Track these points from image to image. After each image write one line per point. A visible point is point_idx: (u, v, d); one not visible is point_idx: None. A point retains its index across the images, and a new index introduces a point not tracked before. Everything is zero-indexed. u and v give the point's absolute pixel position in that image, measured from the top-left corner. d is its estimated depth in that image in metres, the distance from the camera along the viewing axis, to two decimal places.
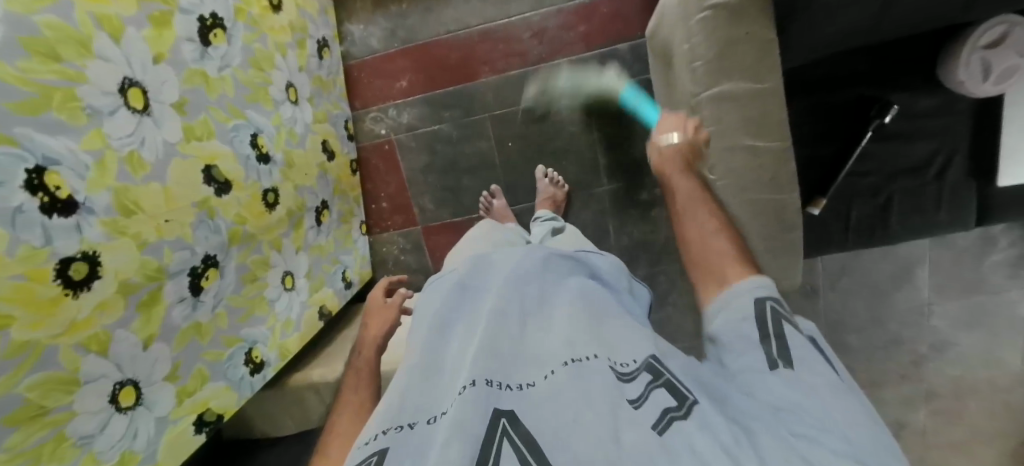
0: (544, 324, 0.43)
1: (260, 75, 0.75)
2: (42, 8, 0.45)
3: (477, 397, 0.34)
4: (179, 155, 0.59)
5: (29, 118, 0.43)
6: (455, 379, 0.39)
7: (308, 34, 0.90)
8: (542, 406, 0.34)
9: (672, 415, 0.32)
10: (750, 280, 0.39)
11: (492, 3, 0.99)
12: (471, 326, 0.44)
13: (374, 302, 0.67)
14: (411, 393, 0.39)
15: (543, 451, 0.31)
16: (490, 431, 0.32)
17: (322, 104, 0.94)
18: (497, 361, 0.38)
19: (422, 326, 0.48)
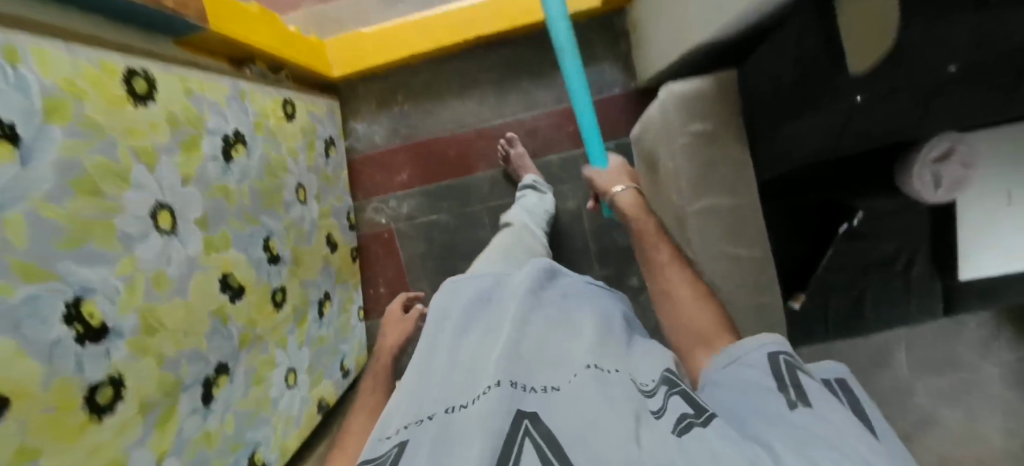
0: (561, 332, 0.52)
1: (273, 181, 0.80)
2: (92, 151, 0.49)
3: (502, 396, 0.40)
4: (200, 268, 0.63)
5: (70, 252, 0.46)
6: (478, 374, 0.46)
7: (317, 135, 0.96)
8: (560, 405, 0.40)
9: (691, 421, 0.38)
10: (762, 337, 0.47)
11: (488, 106, 1.07)
12: (492, 333, 0.52)
13: (393, 313, 0.98)
14: (434, 389, 0.46)
15: (560, 448, 0.36)
16: (512, 430, 0.38)
17: (327, 199, 0.98)
18: (524, 363, 0.46)
19: (447, 326, 0.57)
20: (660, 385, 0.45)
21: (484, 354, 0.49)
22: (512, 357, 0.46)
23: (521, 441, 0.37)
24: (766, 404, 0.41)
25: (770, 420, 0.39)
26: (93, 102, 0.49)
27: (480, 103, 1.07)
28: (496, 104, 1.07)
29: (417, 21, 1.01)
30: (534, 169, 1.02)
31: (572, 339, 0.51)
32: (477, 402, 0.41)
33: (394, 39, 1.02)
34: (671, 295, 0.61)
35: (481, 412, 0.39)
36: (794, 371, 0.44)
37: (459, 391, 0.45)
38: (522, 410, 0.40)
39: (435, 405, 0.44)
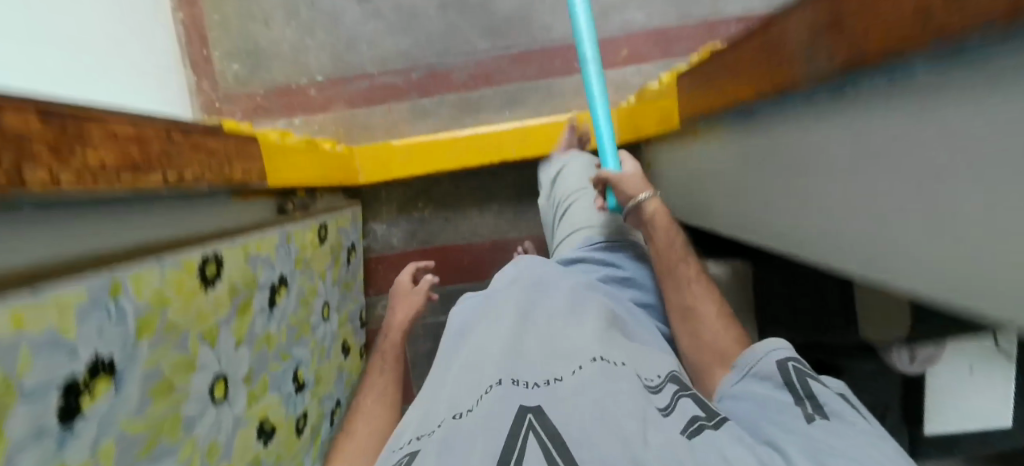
0: (564, 324, 0.64)
1: (306, 310, 0.83)
2: (170, 350, 0.52)
3: (507, 400, 0.50)
4: (242, 423, 0.65)
5: (146, 458, 0.49)
6: (487, 368, 0.57)
7: (343, 248, 0.99)
8: (560, 395, 0.51)
9: (705, 423, 0.50)
10: (766, 344, 0.59)
11: (505, 219, 1.13)
12: (502, 325, 0.65)
13: (401, 288, 1.01)
14: (458, 389, 0.56)
15: (564, 444, 0.45)
16: (517, 426, 0.47)
17: (345, 307, 1.01)
18: (527, 364, 0.57)
19: (461, 342, 0.69)
20: (667, 385, 0.58)
21: (495, 352, 0.60)
22: (521, 357, 0.58)
23: (524, 434, 0.46)
24: (789, 418, 0.50)
25: (787, 427, 0.49)
26: (174, 305, 0.52)
27: (498, 215, 1.12)
28: (513, 217, 1.12)
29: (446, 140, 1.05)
30: None
31: (575, 329, 0.63)
32: (486, 401, 0.52)
33: (423, 154, 1.05)
34: (697, 312, 0.72)
35: (490, 410, 0.49)
36: (808, 380, 0.53)
37: (471, 388, 0.55)
38: (525, 406, 0.50)
39: (447, 411, 0.53)
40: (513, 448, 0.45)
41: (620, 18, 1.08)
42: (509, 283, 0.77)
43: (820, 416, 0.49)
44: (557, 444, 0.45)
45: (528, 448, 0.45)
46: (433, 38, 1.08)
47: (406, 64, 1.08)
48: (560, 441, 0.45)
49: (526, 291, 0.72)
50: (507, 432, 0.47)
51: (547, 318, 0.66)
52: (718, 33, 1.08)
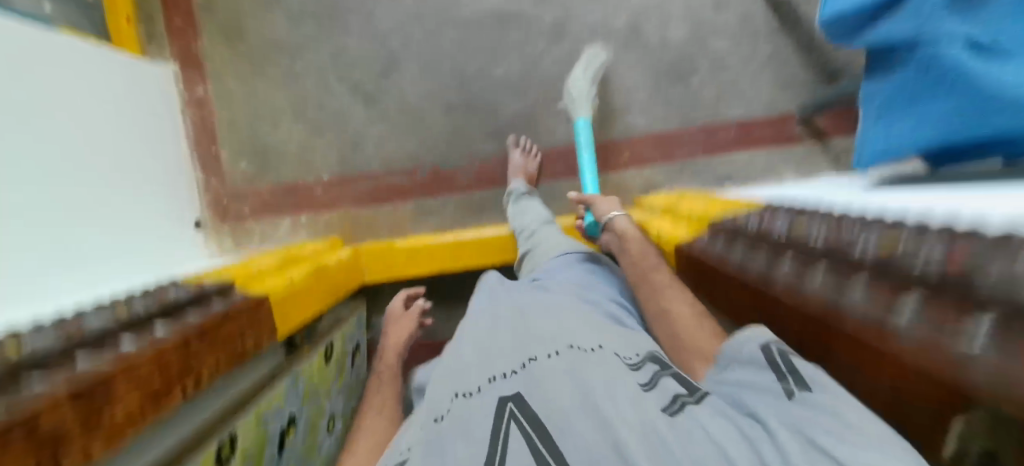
0: (540, 317, 0.62)
1: (313, 435, 0.86)
2: None
3: (481, 405, 0.47)
4: None
5: None
6: (465, 369, 0.55)
7: (347, 352, 1.02)
8: (536, 381, 0.48)
9: (687, 399, 0.44)
10: (751, 331, 0.48)
11: None
12: (475, 331, 0.63)
13: (395, 310, 1.00)
14: (448, 379, 0.55)
15: (548, 432, 0.42)
16: (498, 418, 0.44)
17: (349, 409, 1.04)
18: (501, 358, 0.55)
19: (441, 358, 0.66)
20: (648, 360, 0.53)
21: (474, 355, 0.57)
22: (496, 355, 0.56)
23: (506, 425, 0.43)
24: (765, 399, 0.41)
25: (768, 400, 0.41)
26: None
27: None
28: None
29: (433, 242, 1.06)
30: None
31: (554, 318, 0.61)
32: (466, 398, 0.49)
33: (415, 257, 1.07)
34: (668, 312, 0.64)
35: (470, 414, 0.46)
36: (790, 361, 0.42)
37: (452, 392, 0.52)
38: (504, 396, 0.47)
39: (429, 416, 0.50)
40: (496, 442, 0.42)
41: (624, 123, 1.09)
42: (484, 298, 0.75)
43: (802, 390, 0.40)
44: (544, 439, 0.41)
45: (512, 447, 0.41)
46: (439, 140, 1.09)
47: (411, 164, 1.10)
48: (546, 436, 0.41)
49: (502, 302, 0.70)
50: (486, 429, 0.43)
51: (520, 316, 0.63)
52: (720, 137, 1.09)
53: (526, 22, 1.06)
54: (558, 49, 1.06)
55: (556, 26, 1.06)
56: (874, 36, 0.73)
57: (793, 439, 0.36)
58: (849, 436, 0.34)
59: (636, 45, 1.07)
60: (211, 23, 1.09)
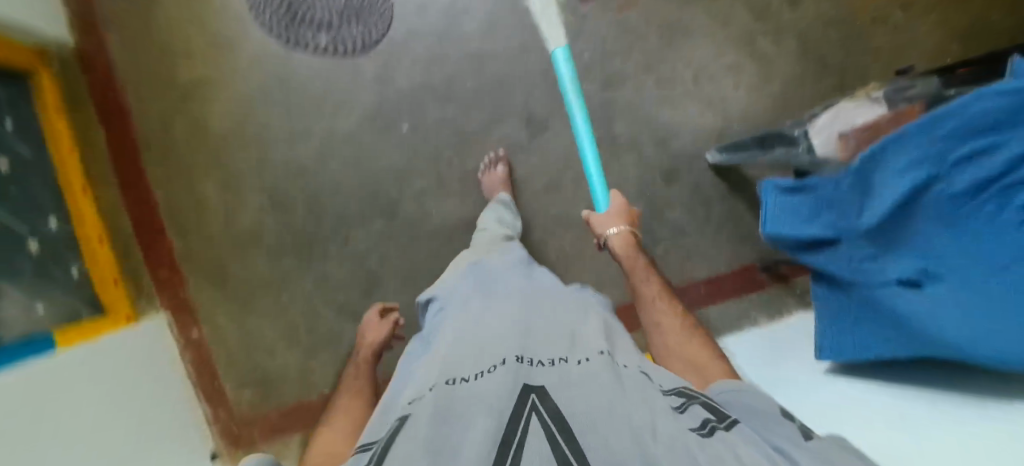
0: (567, 323, 0.63)
1: None
2: None
3: (509, 380, 0.47)
4: None
5: None
6: (480, 356, 0.54)
7: None
8: (566, 382, 0.48)
9: (716, 424, 0.45)
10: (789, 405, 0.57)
11: None
12: (490, 318, 0.63)
13: (370, 321, 0.99)
14: (461, 357, 0.55)
15: (570, 420, 0.41)
16: (521, 403, 0.44)
17: None
18: (527, 347, 0.56)
19: (455, 321, 0.67)
20: (676, 394, 0.53)
21: (495, 340, 0.57)
22: (521, 339, 0.57)
23: (529, 413, 0.43)
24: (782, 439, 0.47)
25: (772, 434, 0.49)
26: None
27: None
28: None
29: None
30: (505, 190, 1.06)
31: (578, 327, 0.62)
32: (486, 377, 0.50)
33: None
34: (660, 324, 0.80)
35: (492, 389, 0.47)
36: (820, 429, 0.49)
37: (465, 367, 0.53)
38: (529, 385, 0.47)
39: (439, 378, 0.52)
40: (514, 432, 0.40)
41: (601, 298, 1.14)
42: (499, 275, 0.77)
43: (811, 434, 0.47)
44: (565, 429, 0.40)
45: (532, 430, 0.40)
46: None
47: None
48: (564, 422, 0.41)
49: (520, 289, 0.71)
50: (509, 411, 0.43)
51: (542, 316, 0.64)
52: (692, 296, 1.14)
53: None
54: (529, 241, 1.12)
55: (523, 221, 1.12)
56: (827, 263, 0.78)
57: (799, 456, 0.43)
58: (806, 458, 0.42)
59: None
60: (196, 269, 1.11)
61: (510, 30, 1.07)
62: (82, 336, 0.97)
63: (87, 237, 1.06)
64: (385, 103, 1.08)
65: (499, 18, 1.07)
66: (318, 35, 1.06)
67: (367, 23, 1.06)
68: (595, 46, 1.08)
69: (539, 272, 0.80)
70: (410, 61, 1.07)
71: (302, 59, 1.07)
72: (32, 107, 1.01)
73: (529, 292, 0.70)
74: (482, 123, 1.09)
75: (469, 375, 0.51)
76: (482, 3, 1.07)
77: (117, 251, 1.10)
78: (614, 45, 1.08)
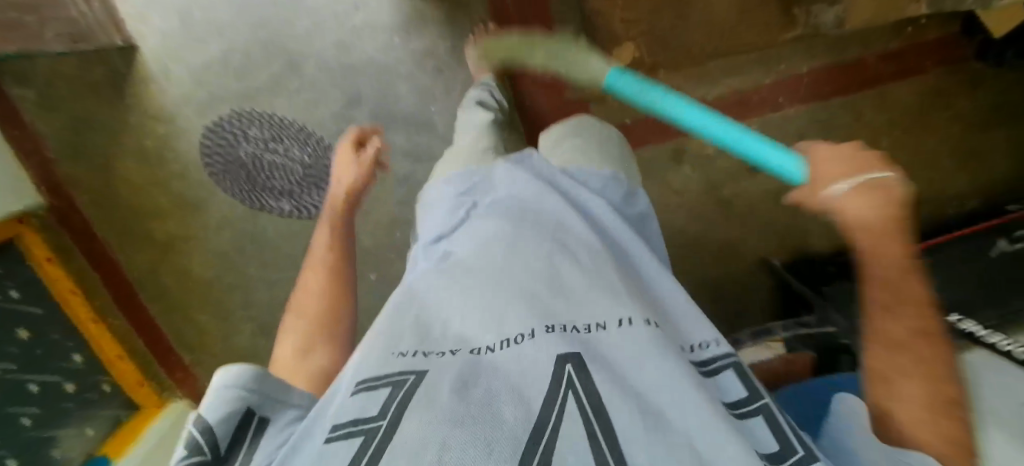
0: (604, 251, 0.47)
1: None
2: None
3: (538, 347, 0.35)
4: None
5: None
6: (502, 307, 0.40)
7: None
8: (604, 352, 0.36)
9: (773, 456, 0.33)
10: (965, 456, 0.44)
11: None
12: (512, 237, 0.48)
13: (344, 159, 0.78)
14: (473, 300, 0.42)
15: (606, 416, 0.31)
16: (556, 377, 0.33)
17: None
18: (567, 298, 0.42)
19: (457, 242, 0.52)
20: (729, 363, 0.42)
21: (525, 277, 0.43)
22: (553, 278, 0.43)
23: (564, 393, 0.32)
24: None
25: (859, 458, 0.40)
26: None
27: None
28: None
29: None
30: None
31: (619, 268, 0.46)
32: (510, 342, 0.37)
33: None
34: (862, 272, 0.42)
35: (519, 363, 0.35)
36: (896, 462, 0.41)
37: (484, 325, 0.40)
38: (563, 353, 0.35)
39: (456, 342, 0.39)
40: (547, 425, 0.30)
41: None
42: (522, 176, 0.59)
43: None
44: (609, 432, 0.30)
45: (569, 427, 0.30)
46: None
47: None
48: (607, 419, 0.30)
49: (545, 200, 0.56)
50: (538, 394, 0.32)
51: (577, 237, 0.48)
52: None
53: None
54: None
55: None
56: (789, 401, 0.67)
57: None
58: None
59: None
60: (203, 374, 1.28)
61: None
62: (130, 440, 1.10)
63: (108, 357, 1.16)
64: None
65: None
66: (279, 202, 1.10)
67: (328, 190, 1.08)
68: None
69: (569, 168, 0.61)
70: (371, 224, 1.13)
71: (269, 220, 1.13)
72: (29, 265, 1.02)
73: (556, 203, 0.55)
74: None
75: (493, 341, 0.38)
76: None
77: (136, 364, 1.22)
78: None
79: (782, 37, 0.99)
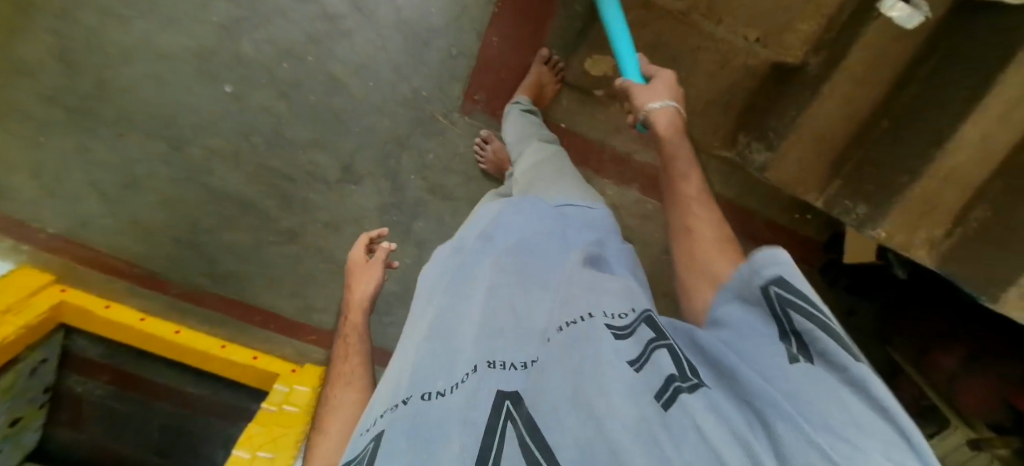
0: (537, 296, 0.57)
1: None
2: None
3: (477, 384, 0.44)
4: None
5: None
6: (453, 362, 0.49)
7: (23, 373, 1.14)
8: (537, 379, 0.45)
9: (679, 386, 0.40)
10: (772, 259, 0.44)
11: (183, 389, 1.36)
12: (465, 301, 0.58)
13: (358, 260, 0.91)
14: (420, 365, 0.50)
15: (539, 433, 0.39)
16: (495, 416, 0.41)
17: (24, 419, 1.23)
18: (503, 340, 0.50)
19: (428, 307, 0.61)
20: (642, 324, 0.49)
21: (470, 326, 0.52)
22: (489, 324, 0.52)
23: (502, 423, 0.40)
24: (759, 347, 0.42)
25: (764, 379, 0.39)
26: None
27: (178, 387, 1.36)
28: (181, 400, 1.37)
29: (140, 323, 1.17)
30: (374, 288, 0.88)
31: (548, 302, 0.56)
32: (458, 389, 0.45)
33: (111, 325, 1.17)
34: (691, 231, 0.64)
35: (465, 401, 0.43)
36: (792, 309, 0.41)
37: (438, 374, 0.48)
38: (503, 391, 0.44)
39: (412, 390, 0.48)
40: (489, 449, 0.38)
41: (318, 318, 1.28)
42: (485, 232, 0.69)
43: (804, 359, 0.39)
44: (536, 441, 0.38)
45: (507, 446, 0.38)
46: (162, 252, 1.19)
47: (122, 257, 1.19)
48: (537, 432, 0.39)
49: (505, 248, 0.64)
50: (481, 423, 0.40)
51: (512, 285, 0.58)
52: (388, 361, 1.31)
53: (264, 215, 1.15)
54: (289, 247, 1.18)
55: (293, 230, 1.16)
56: None
57: (787, 430, 0.33)
58: (853, 448, 0.31)
59: None
60: None
61: (375, 83, 1.01)
62: None
63: None
64: (218, 52, 1.01)
65: (375, 62, 1.00)
66: None
67: None
68: (442, 152, 1.08)
69: (528, 202, 0.72)
70: (263, 35, 0.99)
71: None
72: None
73: (513, 249, 0.64)
74: (304, 137, 1.06)
75: (444, 386, 0.46)
76: (368, 38, 0.98)
77: None
78: (454, 164, 1.09)
79: (718, 149, 1.06)
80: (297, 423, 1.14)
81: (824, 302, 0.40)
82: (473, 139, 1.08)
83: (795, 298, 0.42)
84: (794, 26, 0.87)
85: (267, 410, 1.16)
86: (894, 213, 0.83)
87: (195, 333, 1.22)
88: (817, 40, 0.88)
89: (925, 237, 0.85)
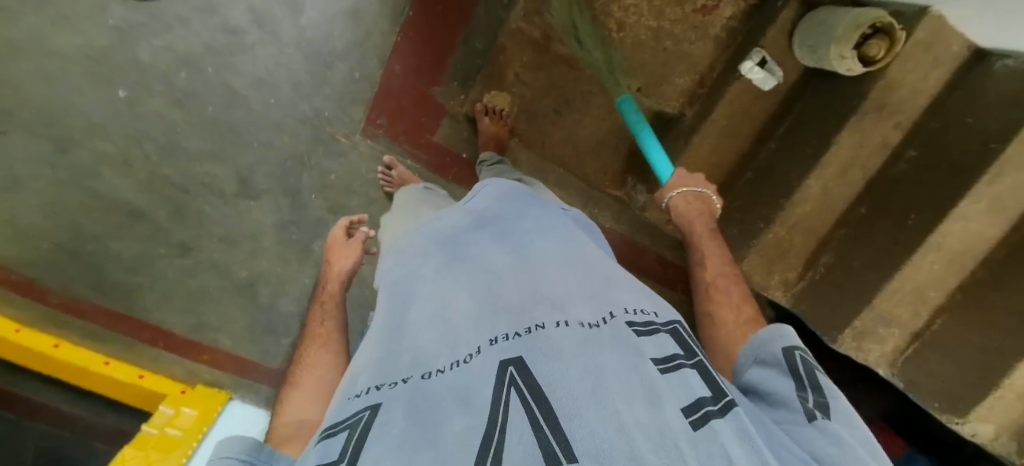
0: (544, 275, 0.50)
1: None
2: None
3: (484, 367, 0.37)
4: None
5: None
6: (451, 339, 0.41)
7: None
8: (547, 350, 0.37)
9: (709, 407, 0.36)
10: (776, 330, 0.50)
11: (56, 418, 1.12)
12: (460, 276, 0.49)
13: (338, 240, 0.84)
14: (413, 345, 0.42)
15: (551, 409, 0.32)
16: (498, 384, 0.35)
17: None
18: (504, 317, 0.42)
19: (413, 275, 0.52)
20: (665, 332, 0.44)
21: (468, 305, 0.45)
22: (491, 305, 0.44)
23: (505, 390, 0.34)
24: (786, 411, 0.41)
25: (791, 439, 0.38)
26: None
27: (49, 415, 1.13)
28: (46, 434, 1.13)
29: (15, 335, 1.01)
30: (349, 263, 0.81)
31: (558, 279, 0.49)
32: (459, 369, 0.38)
33: None
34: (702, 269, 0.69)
35: (466, 381, 0.36)
36: (812, 374, 0.44)
37: (439, 352, 0.41)
38: (506, 357, 0.37)
39: (411, 367, 0.40)
40: (494, 425, 0.31)
41: (211, 338, 1.14)
42: (479, 212, 0.61)
43: (822, 415, 0.40)
44: (547, 415, 0.31)
45: (514, 420, 0.31)
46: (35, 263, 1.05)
47: None
48: (548, 407, 0.32)
49: (501, 229, 0.58)
50: (485, 400, 0.33)
51: (513, 268, 0.51)
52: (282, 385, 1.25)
53: (153, 227, 1.07)
54: (181, 263, 1.09)
55: (185, 244, 1.09)
56: None
57: None
58: None
59: (248, 296, 1.13)
60: None
61: (277, 98, 1.04)
62: None
63: None
64: (115, 56, 0.98)
65: (275, 78, 1.03)
66: None
67: None
68: (344, 173, 1.10)
69: (521, 196, 0.66)
70: (163, 43, 0.99)
71: None
72: None
73: (513, 235, 0.57)
74: (200, 148, 1.04)
75: (444, 364, 0.39)
76: (271, 55, 1.02)
77: None
78: (357, 185, 1.11)
79: (609, 190, 1.13)
80: (176, 448, 0.97)
81: (829, 378, 0.44)
82: (376, 164, 1.11)
83: (806, 363, 0.45)
84: (673, 79, 0.95)
85: (145, 434, 0.99)
86: (752, 254, 0.92)
87: (80, 349, 1.07)
88: (692, 93, 0.97)
89: (780, 280, 0.95)
